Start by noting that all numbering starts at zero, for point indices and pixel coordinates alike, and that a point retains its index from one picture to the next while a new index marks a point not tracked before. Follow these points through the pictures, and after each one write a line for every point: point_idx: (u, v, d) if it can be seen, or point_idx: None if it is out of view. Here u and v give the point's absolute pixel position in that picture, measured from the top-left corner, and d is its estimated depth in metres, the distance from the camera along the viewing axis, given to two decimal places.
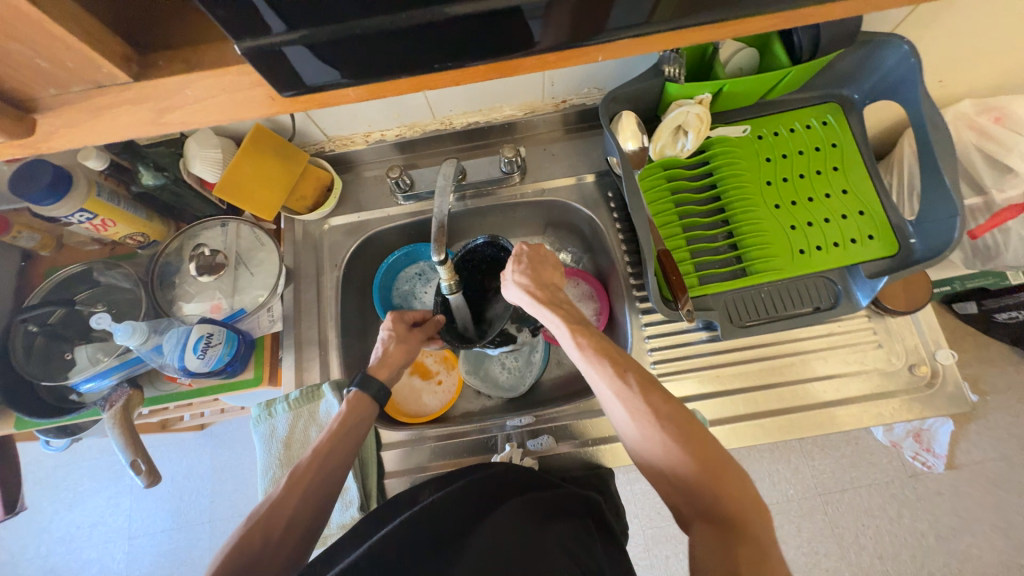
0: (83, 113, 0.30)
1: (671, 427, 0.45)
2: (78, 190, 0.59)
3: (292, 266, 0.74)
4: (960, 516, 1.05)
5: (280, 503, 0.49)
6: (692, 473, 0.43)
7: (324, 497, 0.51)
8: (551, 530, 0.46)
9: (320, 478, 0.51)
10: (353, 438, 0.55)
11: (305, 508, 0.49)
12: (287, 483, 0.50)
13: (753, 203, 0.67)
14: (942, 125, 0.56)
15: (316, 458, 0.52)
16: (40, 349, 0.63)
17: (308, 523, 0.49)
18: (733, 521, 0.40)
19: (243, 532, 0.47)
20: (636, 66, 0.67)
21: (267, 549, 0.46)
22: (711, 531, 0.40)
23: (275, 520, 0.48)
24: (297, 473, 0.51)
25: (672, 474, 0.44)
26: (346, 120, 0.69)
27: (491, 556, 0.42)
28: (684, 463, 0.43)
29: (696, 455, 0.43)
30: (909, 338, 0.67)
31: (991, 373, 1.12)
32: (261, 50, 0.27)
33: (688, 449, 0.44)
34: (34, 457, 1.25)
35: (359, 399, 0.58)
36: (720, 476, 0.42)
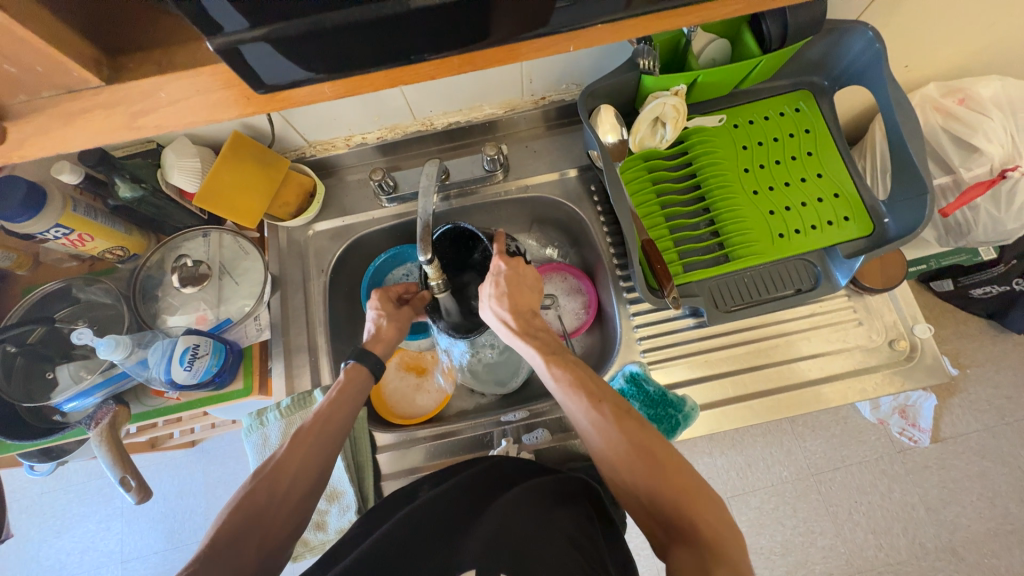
0: (55, 119, 0.30)
1: (647, 456, 0.47)
2: (54, 206, 0.58)
3: (277, 274, 0.73)
4: (947, 487, 1.08)
5: (281, 463, 0.50)
6: (669, 501, 0.45)
7: (325, 456, 0.53)
8: (556, 518, 0.46)
9: (320, 441, 0.53)
10: (349, 401, 0.57)
11: (306, 468, 0.51)
12: (288, 444, 0.52)
13: (732, 190, 0.68)
14: (907, 106, 0.58)
15: (316, 422, 0.53)
16: (20, 370, 0.61)
17: (311, 481, 0.51)
18: (709, 546, 0.42)
19: (248, 488, 0.48)
20: (612, 60, 0.68)
21: (272, 504, 0.48)
22: (688, 557, 0.42)
23: (279, 478, 0.49)
24: (297, 433, 0.52)
25: (651, 501, 0.46)
26: (326, 124, 0.69)
27: (496, 542, 0.42)
28: (660, 491, 0.46)
29: (671, 483, 0.46)
30: (887, 315, 0.69)
31: (969, 347, 1.15)
32: (234, 47, 0.27)
33: (665, 477, 0.46)
34: (19, 484, 1.22)
35: (356, 369, 0.59)
36: (694, 502, 0.45)
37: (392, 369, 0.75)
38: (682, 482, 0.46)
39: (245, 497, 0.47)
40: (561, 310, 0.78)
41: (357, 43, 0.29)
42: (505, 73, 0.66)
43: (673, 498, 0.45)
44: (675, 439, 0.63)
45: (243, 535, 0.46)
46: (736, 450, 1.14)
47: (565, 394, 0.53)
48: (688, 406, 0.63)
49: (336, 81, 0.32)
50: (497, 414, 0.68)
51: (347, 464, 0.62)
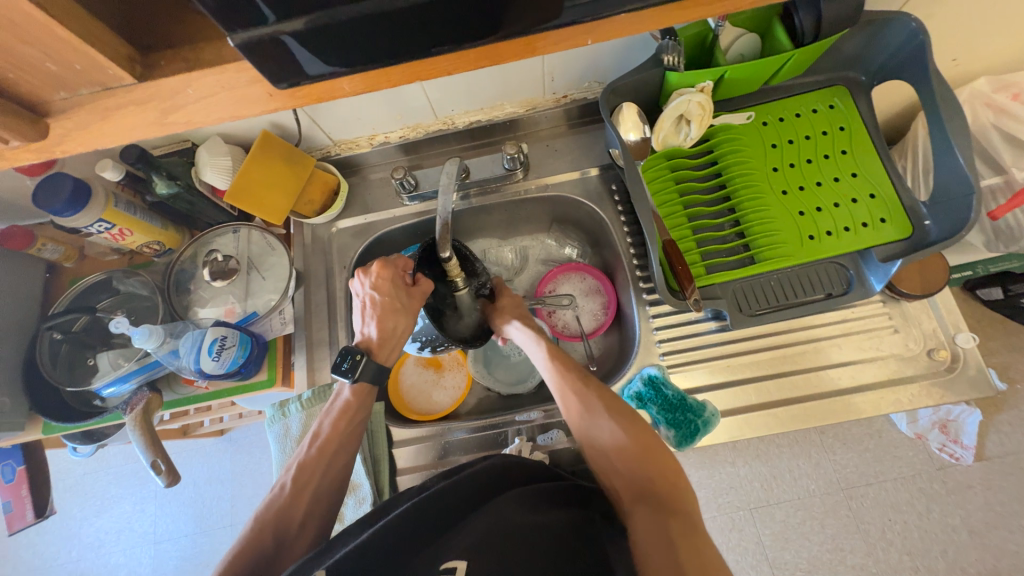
0: (92, 114, 0.31)
1: (621, 421, 0.55)
2: (97, 200, 0.61)
3: (302, 269, 0.75)
4: (992, 509, 1.01)
5: (290, 504, 0.53)
6: (637, 463, 0.53)
7: (332, 491, 0.56)
8: (549, 519, 0.46)
9: (326, 475, 0.56)
10: (356, 433, 0.59)
11: (316, 503, 0.55)
12: (294, 479, 0.55)
13: (760, 190, 0.66)
14: (952, 101, 0.55)
15: (319, 456, 0.56)
16: (65, 356, 0.66)
17: (321, 517, 0.55)
18: (667, 501, 0.49)
19: (253, 530, 0.51)
20: (636, 56, 0.67)
21: (283, 547, 0.51)
22: (649, 513, 0.48)
23: (287, 521, 0.53)
24: (302, 469, 0.56)
25: (621, 461, 0.54)
26: (350, 122, 0.71)
27: (483, 544, 0.42)
28: (631, 452, 0.53)
29: (641, 446, 0.54)
30: (927, 323, 0.65)
31: (1020, 361, 1.08)
32: (257, 39, 0.27)
33: (635, 437, 0.54)
34: (63, 465, 1.29)
35: (365, 389, 0.60)
36: (658, 464, 0.52)
37: (411, 364, 0.76)
38: (646, 448, 0.53)
39: (252, 546, 0.50)
40: (579, 310, 0.78)
41: (377, 37, 0.29)
42: (528, 71, 0.66)
43: (640, 458, 0.53)
44: (692, 445, 0.61)
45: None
46: (760, 460, 1.10)
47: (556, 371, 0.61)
48: (709, 411, 0.61)
49: (356, 76, 0.33)
50: (512, 414, 0.68)
51: (365, 457, 0.63)
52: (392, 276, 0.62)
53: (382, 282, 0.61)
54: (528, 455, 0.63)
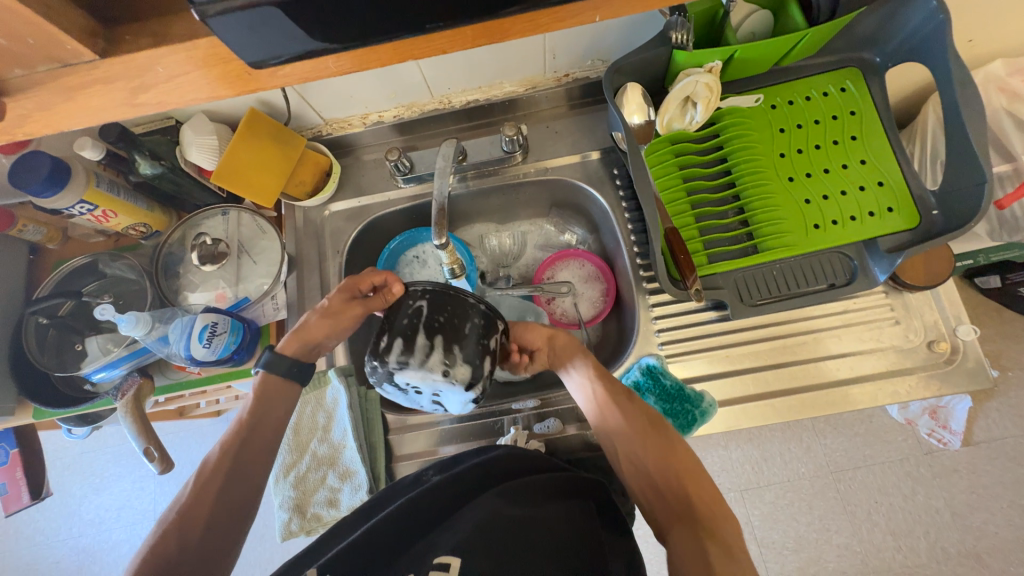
0: (56, 93, 0.29)
1: (659, 441, 0.53)
2: (78, 181, 0.59)
3: (294, 253, 0.74)
4: (976, 492, 1.03)
5: (193, 501, 0.50)
6: (674, 476, 0.51)
7: (240, 487, 0.52)
8: (543, 516, 0.46)
9: (233, 471, 0.52)
10: (276, 429, 0.57)
11: (223, 499, 0.51)
12: (196, 478, 0.51)
13: (765, 177, 0.64)
14: (970, 86, 0.52)
15: (229, 453, 0.53)
16: (52, 340, 0.64)
17: (231, 516, 0.51)
18: (708, 524, 0.47)
19: (155, 539, 0.48)
20: (643, 32, 0.63)
21: (188, 551, 0.47)
22: (690, 531, 0.46)
23: (193, 520, 0.49)
24: (207, 467, 0.52)
25: (659, 477, 0.51)
26: (343, 100, 0.67)
27: (474, 538, 0.43)
28: (669, 466, 0.51)
29: (679, 462, 0.52)
30: (928, 315, 0.64)
31: (1013, 349, 1.08)
32: (223, 14, 0.25)
33: (671, 452, 0.52)
34: (60, 445, 1.29)
35: (272, 381, 0.58)
36: (693, 478, 0.51)
37: None
38: (682, 462, 0.52)
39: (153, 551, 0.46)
40: (577, 297, 0.76)
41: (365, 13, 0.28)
42: (528, 48, 0.63)
43: (679, 477, 0.50)
44: (690, 435, 0.61)
45: None
46: (752, 444, 1.12)
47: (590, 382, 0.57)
48: (706, 402, 0.61)
49: (340, 53, 0.30)
50: (508, 402, 0.68)
51: (360, 445, 0.64)
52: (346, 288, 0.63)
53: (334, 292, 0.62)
54: (524, 444, 0.62)
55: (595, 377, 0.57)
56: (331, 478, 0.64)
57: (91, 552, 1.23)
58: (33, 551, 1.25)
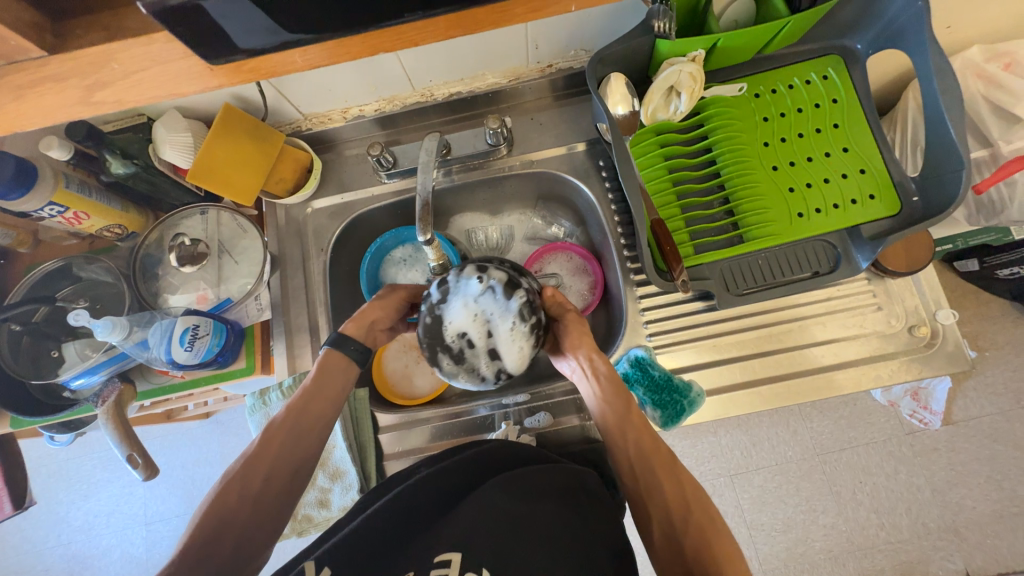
0: (3, 93, 0.30)
1: (697, 507, 0.49)
2: (45, 183, 0.57)
3: (277, 252, 0.72)
4: (956, 470, 1.07)
5: (256, 457, 0.50)
6: (710, 548, 0.46)
7: (300, 452, 0.52)
8: (537, 508, 0.47)
9: (295, 436, 0.53)
10: (334, 400, 0.56)
11: (280, 462, 0.51)
12: (262, 437, 0.51)
13: (750, 166, 0.64)
14: (948, 72, 0.53)
15: (291, 416, 0.53)
16: (27, 348, 0.62)
17: (286, 478, 0.51)
18: None
19: (218, 490, 0.48)
20: (626, 21, 0.62)
21: (246, 507, 0.48)
22: None
23: (250, 478, 0.49)
24: (272, 429, 0.52)
25: (693, 549, 0.46)
26: (321, 94, 0.66)
27: (473, 531, 0.44)
28: (705, 538, 0.47)
29: (716, 534, 0.47)
30: (909, 300, 0.65)
31: (989, 330, 1.11)
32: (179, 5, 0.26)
33: (709, 522, 0.48)
34: (45, 452, 1.27)
35: (341, 362, 0.57)
36: (729, 556, 0.46)
37: (395, 349, 0.74)
38: (719, 534, 0.47)
39: (212, 504, 0.47)
40: (566, 290, 0.76)
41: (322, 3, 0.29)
42: (509, 39, 0.61)
43: (716, 552, 0.45)
44: (677, 425, 0.62)
45: (213, 545, 0.46)
46: (741, 429, 1.14)
47: (626, 428, 0.54)
48: (694, 392, 0.62)
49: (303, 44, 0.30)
50: (498, 397, 0.68)
51: (350, 444, 0.63)
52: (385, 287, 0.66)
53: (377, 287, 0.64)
54: (514, 438, 0.63)
55: (630, 427, 0.54)
56: (321, 478, 0.63)
57: (81, 558, 1.21)
58: (21, 561, 1.23)
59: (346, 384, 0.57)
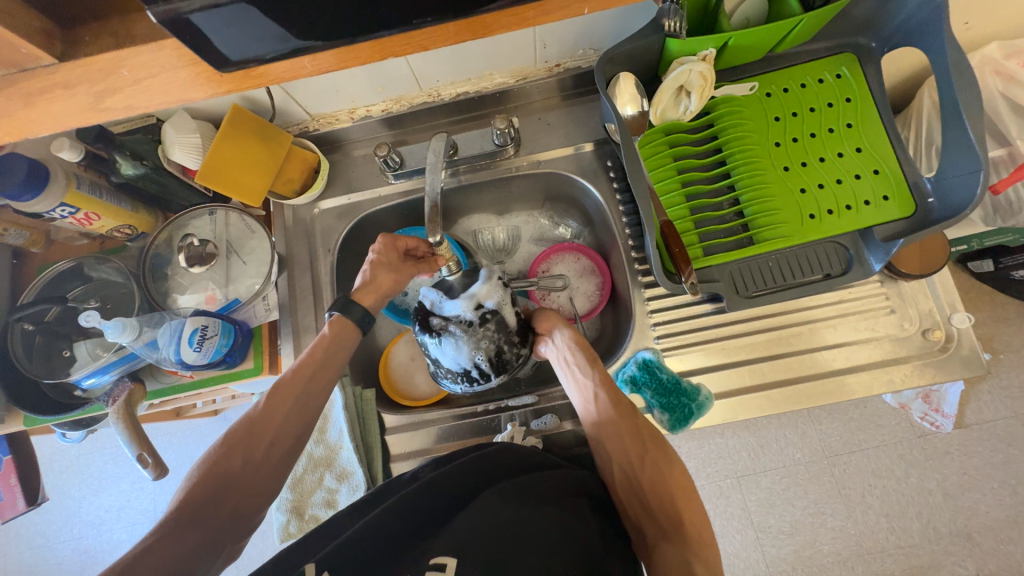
0: (14, 100, 0.30)
1: (658, 457, 0.52)
2: (57, 184, 0.57)
3: (285, 253, 0.72)
4: (968, 474, 1.05)
5: (264, 417, 0.52)
6: (668, 492, 0.50)
7: (305, 417, 0.55)
8: (538, 516, 0.46)
9: (301, 400, 0.55)
10: (339, 365, 0.58)
11: (288, 424, 0.53)
12: (270, 398, 0.53)
13: (761, 166, 0.63)
14: (967, 70, 0.51)
15: (299, 379, 0.54)
16: (40, 347, 0.63)
17: (289, 441, 0.53)
18: (695, 545, 0.47)
19: (222, 449, 0.49)
20: (635, 20, 0.62)
21: (249, 467, 0.50)
22: (678, 553, 0.46)
23: (256, 439, 0.51)
24: (279, 390, 0.53)
25: (653, 493, 0.50)
26: (328, 95, 0.66)
27: (472, 539, 0.44)
28: (661, 482, 0.50)
29: (673, 480, 0.50)
30: (923, 303, 0.64)
31: (1004, 332, 1.09)
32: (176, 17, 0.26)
33: (667, 469, 0.51)
34: (57, 447, 1.29)
35: (346, 325, 0.59)
36: (685, 499, 0.50)
37: (406, 343, 0.76)
38: (678, 479, 0.51)
39: (215, 463, 0.48)
40: (573, 291, 0.76)
41: (330, 8, 0.29)
42: (517, 39, 0.61)
43: (673, 498, 0.49)
44: (686, 428, 0.61)
45: (215, 504, 0.47)
46: (749, 431, 1.13)
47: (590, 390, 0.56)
48: (702, 395, 0.61)
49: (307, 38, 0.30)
50: (505, 399, 0.68)
51: (356, 445, 0.63)
52: (388, 244, 0.65)
53: (382, 249, 0.63)
54: (520, 441, 0.62)
55: (594, 389, 0.56)
56: (328, 478, 0.64)
57: (92, 553, 1.23)
58: (34, 554, 1.25)
59: (349, 352, 0.60)
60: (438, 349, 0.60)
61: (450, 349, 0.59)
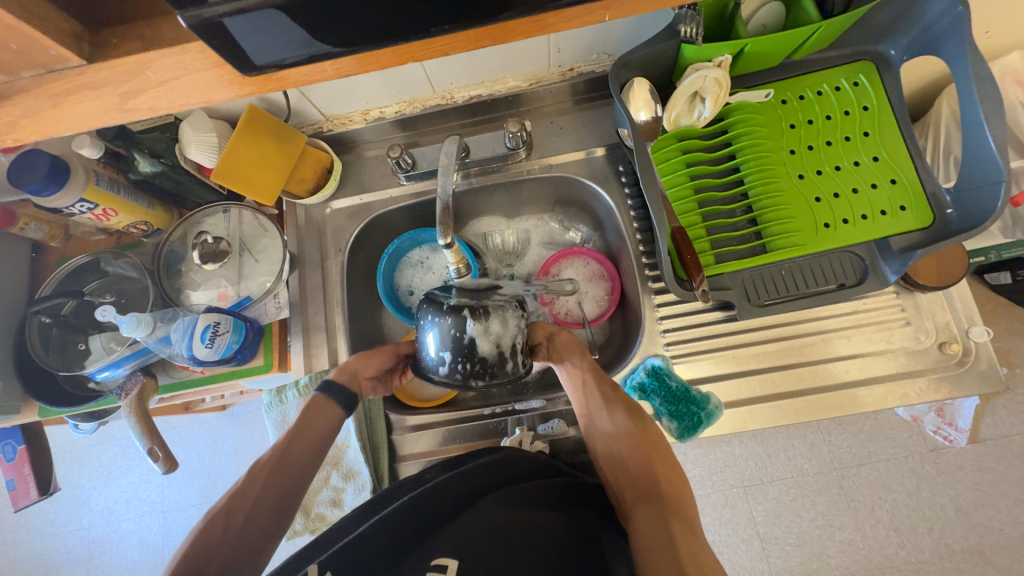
0: (41, 101, 0.31)
1: (636, 423, 0.56)
2: (77, 180, 0.58)
3: (296, 252, 0.73)
4: (982, 490, 1.03)
5: (241, 491, 0.51)
6: (645, 457, 0.55)
7: (284, 496, 0.52)
8: (542, 524, 0.47)
9: (280, 476, 0.53)
10: (321, 437, 0.56)
11: (267, 502, 0.51)
12: (250, 472, 0.52)
13: (774, 174, 0.63)
14: (987, 80, 0.50)
15: (278, 452, 0.54)
16: (56, 339, 0.64)
17: (268, 523, 0.50)
18: (671, 505, 0.51)
19: (200, 527, 0.48)
20: (650, 26, 0.61)
21: (225, 547, 0.47)
22: (654, 511, 0.50)
23: (233, 514, 0.49)
24: (260, 463, 0.53)
25: (630, 458, 0.55)
26: (343, 96, 0.66)
27: (475, 544, 0.44)
28: (638, 446, 0.55)
29: (649, 444, 0.55)
30: (940, 315, 0.63)
31: (1021, 346, 1.07)
32: (203, 21, 0.27)
33: (645, 437, 0.56)
34: (68, 438, 1.31)
35: (328, 403, 0.58)
36: (661, 462, 0.55)
37: None
38: (654, 445, 0.56)
39: (195, 539, 0.47)
40: (582, 296, 0.76)
41: (349, 15, 0.29)
42: (531, 44, 0.61)
43: (649, 460, 0.54)
44: (694, 437, 0.61)
45: None
46: (756, 440, 1.11)
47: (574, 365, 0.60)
48: (712, 404, 0.60)
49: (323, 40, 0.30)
50: (512, 403, 0.67)
51: (363, 445, 0.63)
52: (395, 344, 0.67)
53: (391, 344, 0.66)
54: (528, 445, 0.63)
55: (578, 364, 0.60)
56: (335, 478, 0.64)
57: (100, 543, 1.25)
58: (44, 542, 1.27)
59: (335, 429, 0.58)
60: (478, 324, 0.52)
61: (489, 330, 0.53)
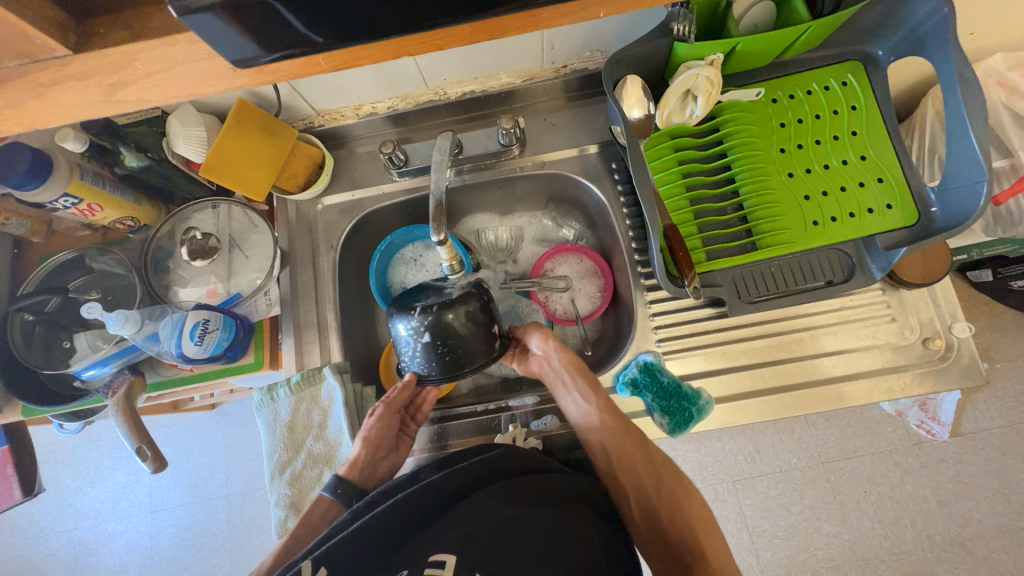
0: (24, 91, 0.30)
1: (675, 491, 0.60)
2: (60, 174, 0.57)
3: (287, 249, 0.72)
4: (962, 482, 1.05)
5: None
6: (687, 525, 0.58)
7: None
8: (537, 519, 0.47)
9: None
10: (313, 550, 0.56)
11: None
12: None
13: (765, 172, 0.63)
14: (972, 80, 0.51)
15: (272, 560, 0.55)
16: (40, 337, 0.63)
17: None
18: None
19: None
20: (643, 23, 0.62)
21: None
22: None
23: None
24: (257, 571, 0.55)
25: (671, 525, 0.59)
26: (334, 91, 0.66)
27: (472, 539, 0.44)
28: (678, 514, 0.59)
29: (689, 513, 0.59)
30: (924, 311, 0.64)
31: (1001, 342, 1.10)
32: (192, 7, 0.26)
33: (684, 506, 0.60)
34: (52, 438, 1.28)
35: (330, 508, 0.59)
36: (706, 534, 0.58)
37: None
38: (697, 514, 0.59)
39: None
40: (575, 293, 0.76)
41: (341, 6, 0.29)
42: (525, 40, 0.61)
43: (691, 530, 0.58)
44: (687, 431, 0.61)
45: None
46: (746, 435, 1.13)
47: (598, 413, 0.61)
48: (704, 399, 0.61)
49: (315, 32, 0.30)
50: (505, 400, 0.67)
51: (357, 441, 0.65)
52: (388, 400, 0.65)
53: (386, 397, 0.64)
54: (522, 442, 0.63)
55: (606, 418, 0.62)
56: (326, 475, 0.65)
57: (86, 545, 1.23)
58: (28, 544, 1.25)
59: None
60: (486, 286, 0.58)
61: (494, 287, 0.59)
